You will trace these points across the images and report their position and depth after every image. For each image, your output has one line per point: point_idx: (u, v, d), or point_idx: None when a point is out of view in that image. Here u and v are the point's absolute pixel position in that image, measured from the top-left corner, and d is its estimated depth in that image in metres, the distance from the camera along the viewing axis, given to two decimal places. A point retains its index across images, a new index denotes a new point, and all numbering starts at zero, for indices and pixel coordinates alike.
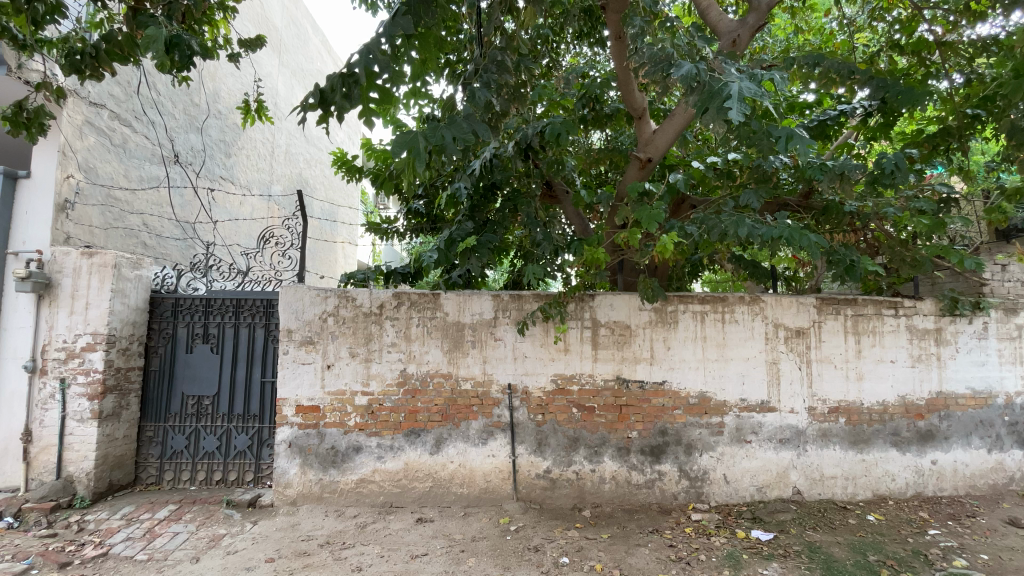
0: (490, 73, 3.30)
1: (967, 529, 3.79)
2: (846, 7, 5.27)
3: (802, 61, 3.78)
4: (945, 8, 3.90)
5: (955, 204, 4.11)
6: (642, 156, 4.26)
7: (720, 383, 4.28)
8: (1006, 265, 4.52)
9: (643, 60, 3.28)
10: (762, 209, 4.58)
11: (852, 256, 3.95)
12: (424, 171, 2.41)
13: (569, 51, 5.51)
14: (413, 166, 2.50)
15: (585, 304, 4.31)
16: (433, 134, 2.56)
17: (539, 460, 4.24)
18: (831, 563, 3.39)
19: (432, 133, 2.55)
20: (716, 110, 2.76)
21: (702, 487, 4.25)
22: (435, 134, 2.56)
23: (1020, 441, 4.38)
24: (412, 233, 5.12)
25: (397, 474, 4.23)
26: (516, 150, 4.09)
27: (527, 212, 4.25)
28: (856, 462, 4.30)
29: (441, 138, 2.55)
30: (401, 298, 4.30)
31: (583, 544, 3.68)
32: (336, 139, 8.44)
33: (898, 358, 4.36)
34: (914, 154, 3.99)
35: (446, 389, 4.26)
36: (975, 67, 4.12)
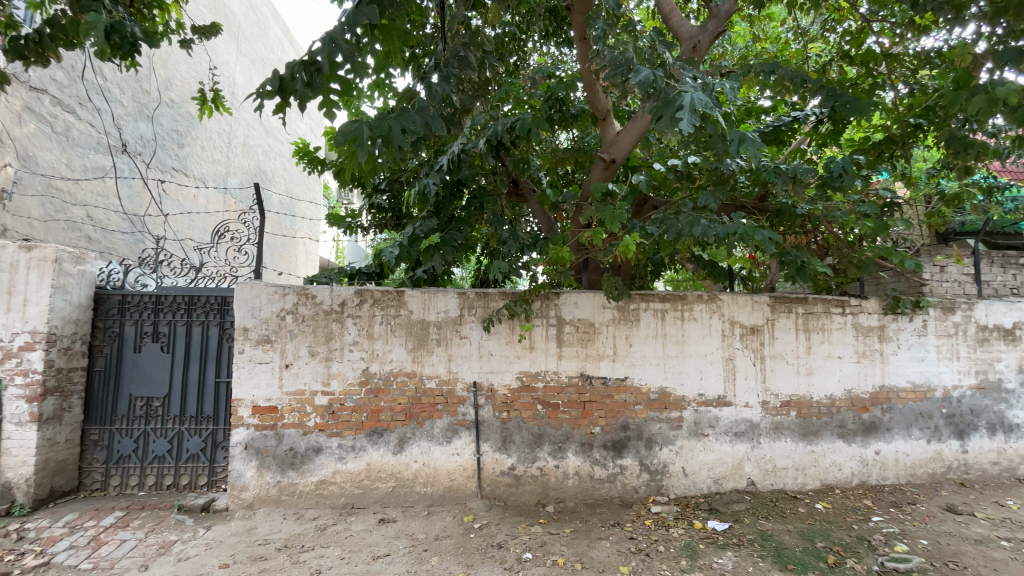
0: (451, 66, 3.31)
1: (907, 516, 4.02)
2: (800, 18, 5.49)
3: (759, 69, 3.91)
4: (890, 22, 4.12)
5: (897, 209, 4.35)
6: (606, 156, 4.34)
7: (679, 379, 4.40)
8: (944, 266, 5.00)
9: (604, 63, 3.34)
10: (720, 211, 4.72)
11: (803, 257, 4.14)
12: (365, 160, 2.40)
13: (536, 50, 5.54)
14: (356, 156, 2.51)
15: (550, 302, 4.35)
16: (380, 123, 2.55)
17: (504, 457, 4.25)
18: (782, 550, 3.54)
19: (378, 124, 2.54)
20: (670, 119, 2.88)
21: (662, 480, 4.35)
22: (381, 125, 2.54)
23: (956, 431, 4.67)
24: (376, 229, 5.08)
25: (359, 475, 4.16)
26: (487, 146, 4.02)
27: (494, 210, 4.28)
28: (806, 454, 4.50)
29: (387, 129, 2.54)
30: (363, 296, 4.22)
31: (546, 539, 3.72)
32: (296, 130, 8.15)
33: (845, 354, 4.58)
34: (862, 160, 4.22)
35: (410, 387, 4.21)
36: (919, 79, 4.36)
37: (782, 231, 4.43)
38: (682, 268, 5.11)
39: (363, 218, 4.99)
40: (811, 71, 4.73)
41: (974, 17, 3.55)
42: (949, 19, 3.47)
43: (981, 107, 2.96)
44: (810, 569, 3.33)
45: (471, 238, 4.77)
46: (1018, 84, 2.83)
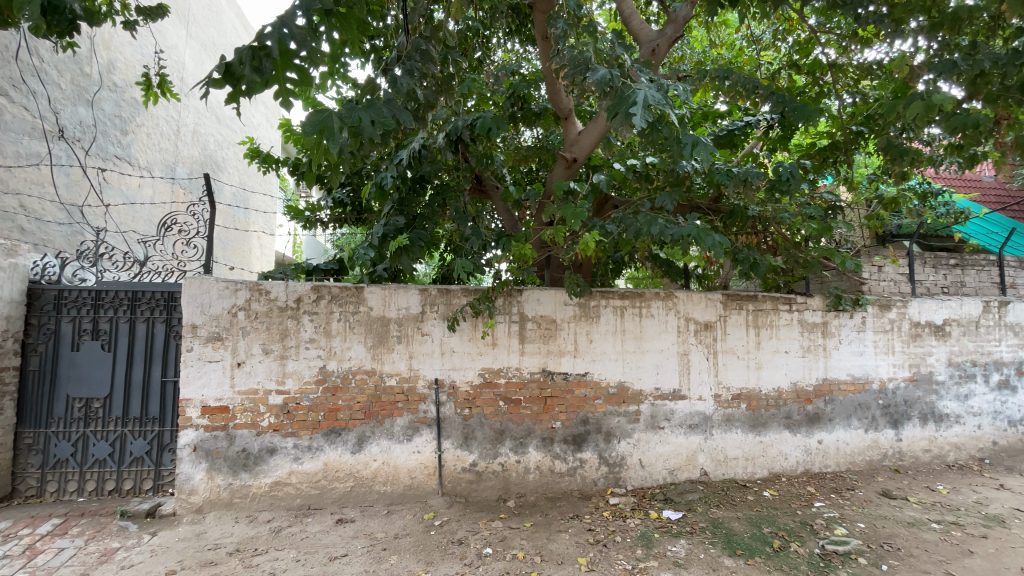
0: (413, 59, 3.27)
1: (846, 501, 4.28)
2: (754, 27, 5.71)
3: (714, 74, 4.05)
4: (836, 34, 4.36)
5: (839, 211, 4.60)
6: (568, 156, 4.41)
7: (637, 373, 4.52)
8: (881, 267, 5.32)
9: (564, 62, 3.40)
10: (677, 211, 4.86)
11: (754, 256, 4.32)
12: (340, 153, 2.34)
13: (500, 47, 5.54)
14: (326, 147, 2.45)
15: (513, 299, 4.37)
16: (350, 113, 2.50)
17: (465, 454, 4.25)
18: (732, 536, 3.70)
19: (348, 114, 2.49)
20: (624, 116, 2.96)
21: (619, 472, 4.46)
22: (352, 115, 2.50)
23: (891, 421, 5.00)
24: (335, 223, 5.04)
25: (316, 475, 4.07)
26: (446, 141, 3.98)
27: (456, 207, 4.24)
28: (755, 444, 4.71)
29: (357, 121, 2.49)
30: (320, 292, 4.12)
31: (507, 533, 3.75)
32: (250, 121, 7.77)
33: (791, 349, 4.82)
34: (807, 165, 4.46)
35: (369, 385, 4.15)
36: (861, 89, 4.61)
37: (734, 232, 4.60)
38: (642, 266, 5.25)
39: (322, 213, 4.92)
40: (763, 78, 4.93)
41: (911, 33, 3.82)
42: (887, 32, 3.75)
43: (917, 113, 3.18)
44: (757, 553, 3.50)
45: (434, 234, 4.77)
46: (948, 93, 3.07)
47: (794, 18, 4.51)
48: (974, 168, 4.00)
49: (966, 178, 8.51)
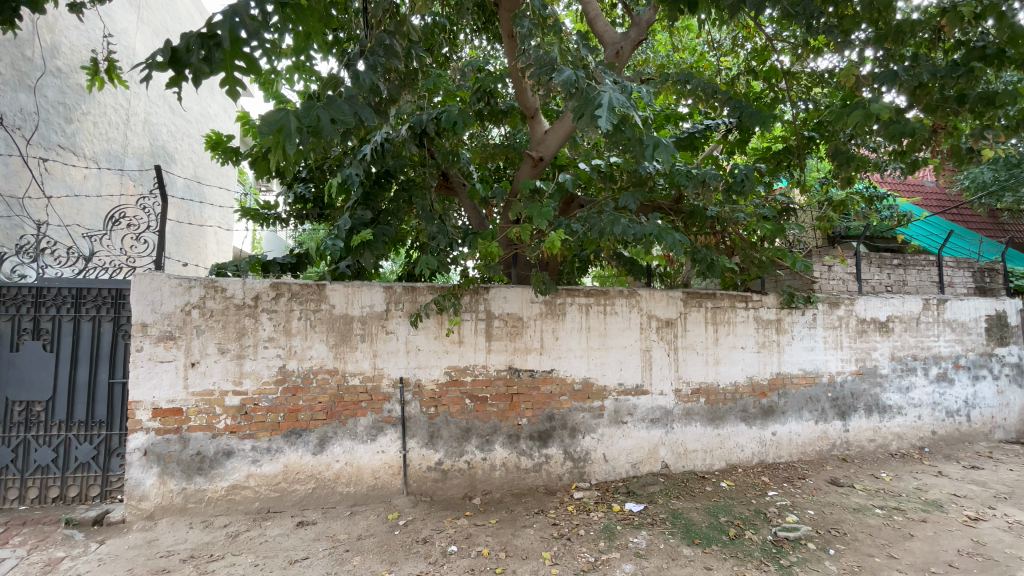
0: (376, 55, 3.21)
1: (797, 489, 4.49)
2: (714, 32, 5.89)
3: (676, 78, 4.15)
4: (790, 43, 4.55)
5: (792, 213, 4.81)
6: (534, 154, 4.44)
7: (601, 370, 4.60)
8: (831, 266, 5.59)
9: (530, 61, 3.41)
10: (640, 211, 4.96)
11: (712, 255, 4.46)
12: (293, 155, 2.28)
13: (467, 43, 5.53)
14: (281, 146, 2.37)
15: (479, 297, 4.38)
16: (308, 113, 2.40)
17: (430, 453, 4.23)
18: (690, 526, 3.83)
19: (307, 113, 2.40)
20: (590, 117, 3.00)
21: (584, 467, 4.54)
22: (310, 114, 2.41)
23: (839, 413, 5.27)
24: (295, 219, 4.88)
25: (275, 478, 3.97)
26: (410, 135, 4.00)
27: (422, 204, 4.25)
28: (713, 437, 4.88)
29: (315, 119, 2.41)
30: (280, 289, 4.01)
31: (472, 530, 3.76)
32: (205, 111, 7.46)
33: (747, 345, 5.02)
34: (762, 168, 4.65)
35: (331, 385, 4.07)
36: (813, 95, 4.81)
37: (694, 232, 4.72)
38: (607, 265, 5.35)
39: (281, 208, 4.76)
40: (722, 83, 5.10)
41: (858, 44, 4.03)
42: (836, 42, 3.96)
43: (858, 120, 3.39)
44: (714, 541, 3.63)
45: (401, 231, 4.72)
46: (887, 102, 3.28)
47: (751, 25, 4.68)
48: (915, 173, 4.25)
49: (909, 183, 9.04)
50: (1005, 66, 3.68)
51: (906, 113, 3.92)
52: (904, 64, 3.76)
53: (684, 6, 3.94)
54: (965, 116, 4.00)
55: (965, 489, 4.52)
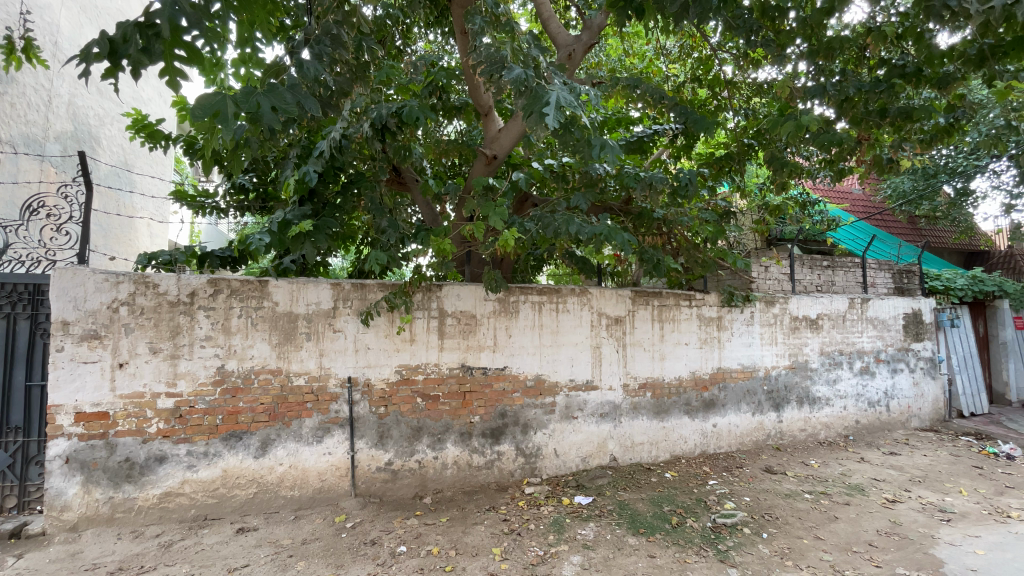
0: (323, 44, 3.10)
1: (736, 478, 4.74)
2: (663, 40, 6.10)
3: (626, 82, 4.26)
4: (732, 54, 4.77)
5: (733, 216, 5.05)
6: (489, 152, 4.47)
7: (553, 366, 4.68)
8: (767, 266, 5.92)
9: (481, 58, 3.40)
10: (591, 211, 5.06)
11: (658, 255, 4.62)
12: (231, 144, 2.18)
13: (422, 37, 5.48)
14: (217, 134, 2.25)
15: (432, 294, 4.34)
16: (247, 99, 2.29)
17: (380, 453, 4.16)
18: (636, 516, 3.96)
19: (245, 99, 2.28)
20: (538, 114, 3.05)
21: (535, 462, 4.60)
22: (249, 100, 2.29)
23: (774, 405, 5.60)
24: (235, 211, 4.66)
25: (213, 484, 3.78)
26: (371, 131, 3.86)
27: (371, 197, 4.16)
28: (658, 429, 5.06)
29: (255, 106, 2.30)
30: (218, 285, 3.82)
31: (422, 530, 3.73)
32: (139, 95, 6.95)
33: (690, 341, 5.24)
34: (706, 173, 4.88)
35: (274, 386, 3.92)
36: (753, 104, 5.08)
37: (642, 232, 4.88)
38: (561, 264, 5.45)
39: (219, 199, 4.52)
40: (669, 89, 5.29)
41: (794, 57, 4.29)
42: (773, 55, 4.20)
43: (789, 131, 3.66)
44: (658, 530, 3.78)
45: (350, 226, 4.61)
46: (815, 115, 3.55)
47: (698, 35, 4.88)
48: (842, 181, 4.58)
49: (838, 191, 9.70)
50: (921, 84, 4.03)
51: (835, 124, 4.21)
52: (833, 79, 4.03)
53: (633, 13, 4.06)
54: (886, 130, 4.35)
55: (884, 473, 4.92)
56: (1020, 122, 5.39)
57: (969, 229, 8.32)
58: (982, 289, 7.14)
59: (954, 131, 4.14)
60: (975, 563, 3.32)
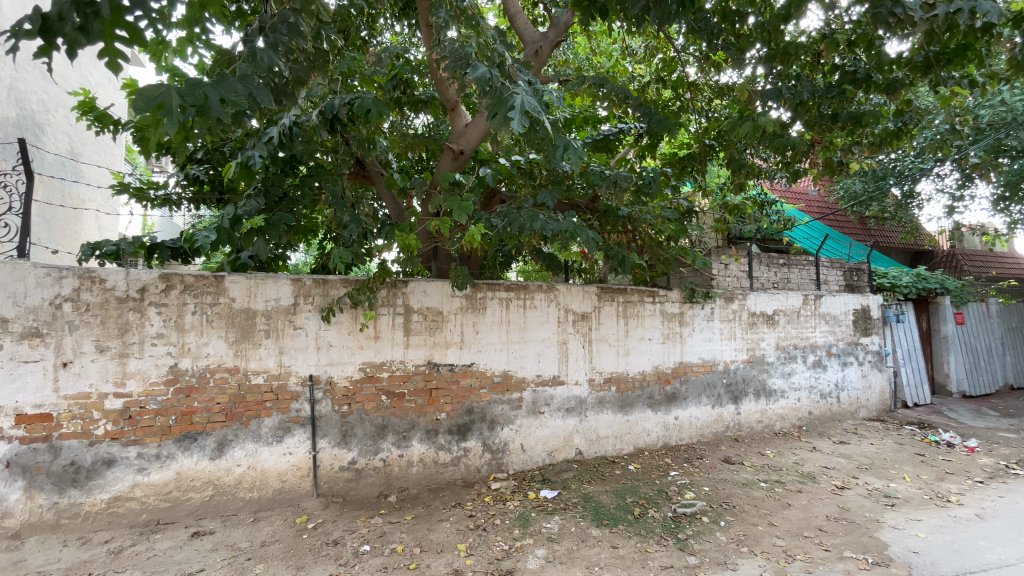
0: (278, 32, 2.97)
1: (696, 468, 4.89)
2: (630, 40, 6.20)
3: (591, 81, 4.29)
4: (695, 56, 4.89)
5: (694, 214, 5.20)
6: (455, 147, 4.42)
7: (520, 362, 4.70)
8: (726, 264, 6.09)
9: (445, 54, 3.34)
10: (558, 208, 5.09)
11: (624, 252, 4.70)
12: (177, 135, 2.05)
13: (388, 28, 5.39)
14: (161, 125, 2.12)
15: (397, 290, 4.29)
16: (193, 91, 2.22)
17: (343, 452, 4.08)
18: (600, 508, 4.03)
19: (189, 91, 2.21)
20: (503, 117, 2.99)
21: (501, 458, 4.61)
22: (195, 92, 2.22)
23: (732, 397, 5.79)
24: (191, 203, 4.47)
25: (166, 487, 3.62)
26: (321, 120, 3.71)
27: (333, 191, 4.01)
28: (622, 423, 5.16)
29: (200, 99, 2.22)
30: (170, 281, 3.65)
31: (386, 528, 3.69)
32: (83, 77, 6.44)
33: (654, 336, 5.36)
34: (670, 172, 5.01)
35: (231, 385, 3.78)
36: (714, 106, 5.22)
37: (607, 230, 4.95)
38: (530, 260, 5.48)
39: (175, 190, 4.35)
40: (635, 89, 5.38)
41: (753, 61, 4.42)
42: (732, 57, 4.33)
43: (746, 132, 3.79)
44: (621, 521, 3.85)
45: (312, 221, 4.50)
46: (771, 118, 3.68)
47: (662, 37, 4.97)
48: (797, 182, 4.77)
49: (794, 191, 10.10)
50: (871, 90, 4.22)
51: (791, 127, 4.37)
52: (790, 83, 4.19)
53: (598, 12, 4.10)
54: (839, 133, 4.55)
55: (834, 461, 5.17)
56: (960, 128, 5.72)
57: (913, 230, 8.82)
58: (924, 287, 7.64)
59: (901, 136, 4.36)
60: (916, 545, 3.52)
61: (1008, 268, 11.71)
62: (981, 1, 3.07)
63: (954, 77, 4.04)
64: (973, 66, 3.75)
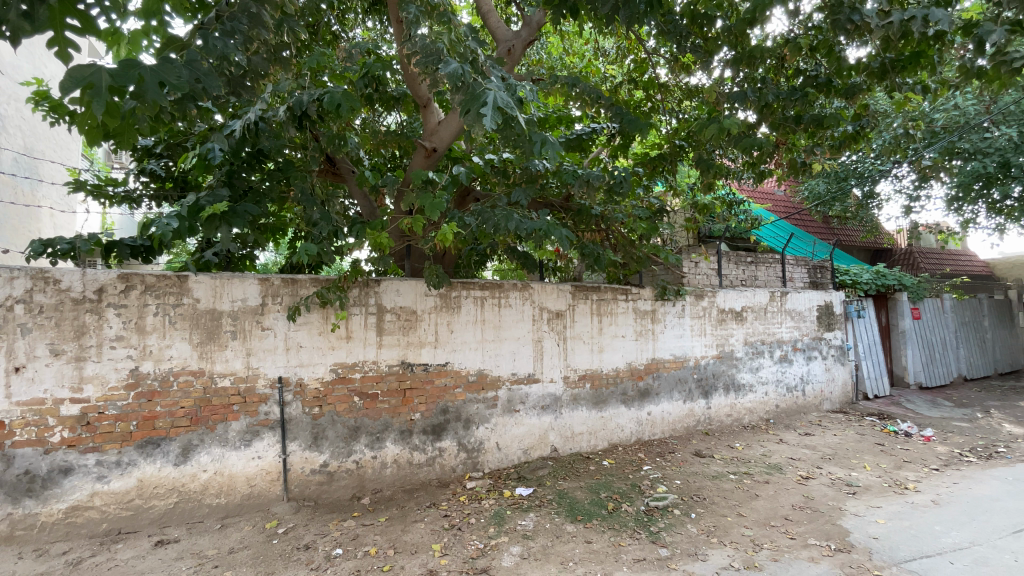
0: (237, 21, 2.91)
1: (668, 462, 4.98)
2: (602, 41, 6.27)
3: (564, 81, 4.32)
4: (665, 58, 4.98)
5: (665, 213, 5.30)
6: (428, 144, 4.40)
7: (495, 361, 4.70)
8: (696, 262, 6.21)
9: (416, 49, 3.30)
10: (532, 207, 5.11)
11: (598, 250, 4.75)
12: (102, 117, 2.02)
13: (359, 23, 5.32)
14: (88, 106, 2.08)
15: (369, 289, 4.23)
16: (126, 72, 2.13)
17: (314, 455, 4.00)
18: (574, 504, 4.07)
19: (123, 71, 2.13)
20: (477, 113, 2.98)
21: (477, 457, 4.60)
22: (128, 74, 2.14)
23: (703, 392, 5.92)
24: (152, 200, 4.30)
25: (127, 495, 3.48)
26: (288, 116, 3.63)
27: (302, 188, 3.89)
28: (597, 419, 5.22)
29: (137, 80, 2.15)
30: (130, 281, 3.51)
31: (359, 531, 3.64)
32: (36, 67, 6.05)
33: (627, 334, 5.43)
34: (641, 172, 5.12)
35: (195, 388, 3.66)
36: (684, 107, 5.32)
37: (581, 229, 5.00)
38: (506, 259, 5.48)
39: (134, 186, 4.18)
40: (607, 90, 5.45)
41: (721, 64, 4.53)
42: (701, 61, 4.43)
43: (712, 134, 3.89)
44: (594, 516, 3.90)
45: (280, 218, 4.39)
46: (736, 120, 3.80)
47: (634, 39, 5.05)
48: (762, 183, 4.92)
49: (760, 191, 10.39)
50: (832, 94, 4.38)
51: (757, 128, 4.49)
52: (755, 86, 4.31)
53: (569, 12, 4.13)
54: (802, 136, 4.71)
55: (799, 453, 5.34)
56: (914, 131, 5.98)
57: (872, 229, 9.19)
58: (883, 283, 7.98)
59: (860, 138, 4.54)
60: (876, 531, 3.67)
61: (960, 265, 12.32)
62: (932, 10, 3.23)
63: (908, 83, 4.23)
64: (926, 73, 3.94)
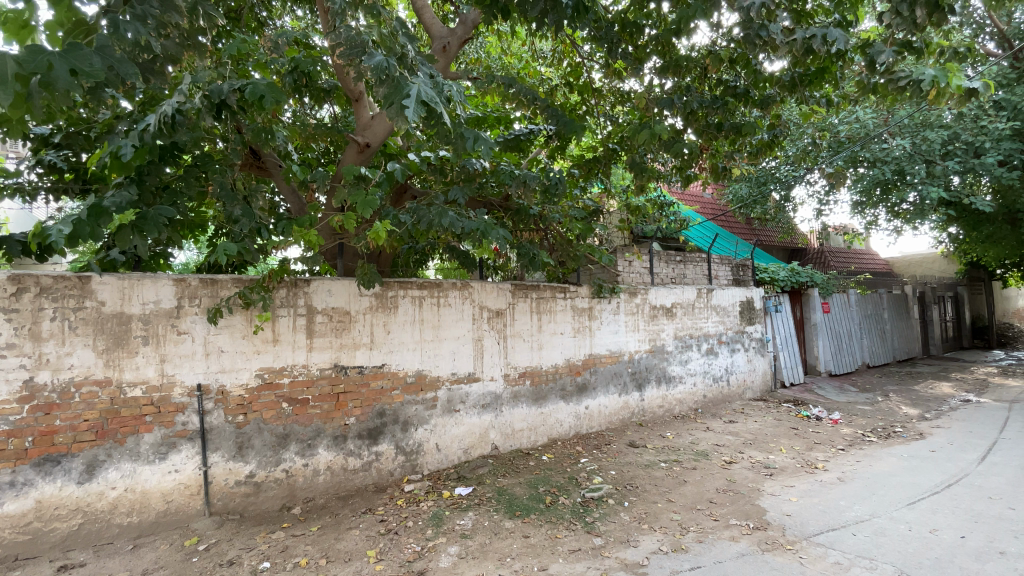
0: (147, 4, 2.67)
1: (604, 454, 5.11)
2: (539, 43, 6.37)
3: (500, 81, 4.34)
4: (599, 63, 5.12)
5: (600, 214, 5.43)
6: (361, 139, 4.30)
7: (434, 361, 4.64)
8: (630, 261, 6.38)
9: (340, 41, 3.17)
10: (470, 205, 5.08)
11: (534, 250, 4.80)
12: None
13: (287, 12, 5.12)
14: None
15: (298, 290, 4.06)
16: (34, 58, 2.01)
17: (239, 466, 3.78)
18: (513, 501, 4.08)
19: (31, 58, 2.00)
20: (399, 105, 2.92)
21: (415, 459, 4.52)
22: (37, 60, 2.01)
23: (637, 385, 6.12)
24: (48, 194, 3.92)
25: (23, 519, 3.15)
26: (205, 104, 3.32)
27: (221, 182, 3.64)
28: (536, 415, 5.28)
29: (46, 67, 2.01)
30: (22, 283, 3.18)
31: (289, 542, 3.48)
32: None
33: (565, 331, 5.52)
34: (576, 174, 5.27)
35: (102, 399, 3.36)
36: (617, 110, 5.49)
37: (519, 228, 5.04)
38: (445, 257, 5.44)
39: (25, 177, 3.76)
40: (544, 91, 5.54)
41: (650, 71, 4.71)
42: (631, 67, 4.58)
43: (644, 138, 4.02)
44: (532, 511, 3.93)
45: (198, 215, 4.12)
46: (666, 125, 3.95)
47: (568, 42, 5.15)
48: (689, 185, 5.15)
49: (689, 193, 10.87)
50: (750, 103, 4.66)
51: (684, 134, 4.68)
52: (682, 93, 4.50)
53: (502, 13, 4.14)
54: (723, 143, 4.99)
55: (724, 439, 5.63)
56: (823, 140, 6.46)
57: (789, 230, 9.87)
58: (798, 280, 8.54)
59: (774, 145, 4.85)
60: (790, 509, 3.91)
61: (863, 264, 13.50)
62: (831, 29, 3.49)
63: (815, 96, 4.58)
64: (831, 87, 4.27)
